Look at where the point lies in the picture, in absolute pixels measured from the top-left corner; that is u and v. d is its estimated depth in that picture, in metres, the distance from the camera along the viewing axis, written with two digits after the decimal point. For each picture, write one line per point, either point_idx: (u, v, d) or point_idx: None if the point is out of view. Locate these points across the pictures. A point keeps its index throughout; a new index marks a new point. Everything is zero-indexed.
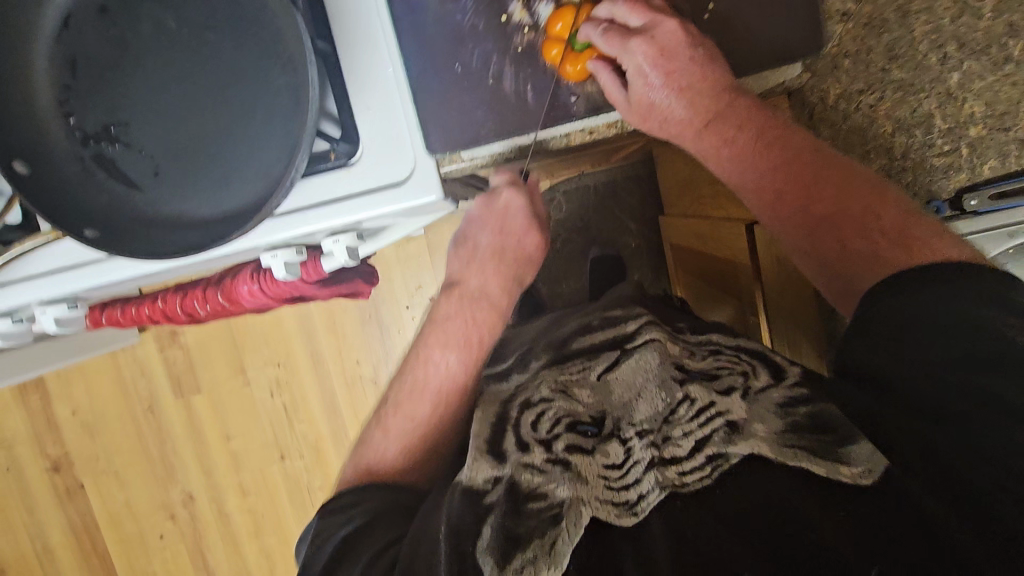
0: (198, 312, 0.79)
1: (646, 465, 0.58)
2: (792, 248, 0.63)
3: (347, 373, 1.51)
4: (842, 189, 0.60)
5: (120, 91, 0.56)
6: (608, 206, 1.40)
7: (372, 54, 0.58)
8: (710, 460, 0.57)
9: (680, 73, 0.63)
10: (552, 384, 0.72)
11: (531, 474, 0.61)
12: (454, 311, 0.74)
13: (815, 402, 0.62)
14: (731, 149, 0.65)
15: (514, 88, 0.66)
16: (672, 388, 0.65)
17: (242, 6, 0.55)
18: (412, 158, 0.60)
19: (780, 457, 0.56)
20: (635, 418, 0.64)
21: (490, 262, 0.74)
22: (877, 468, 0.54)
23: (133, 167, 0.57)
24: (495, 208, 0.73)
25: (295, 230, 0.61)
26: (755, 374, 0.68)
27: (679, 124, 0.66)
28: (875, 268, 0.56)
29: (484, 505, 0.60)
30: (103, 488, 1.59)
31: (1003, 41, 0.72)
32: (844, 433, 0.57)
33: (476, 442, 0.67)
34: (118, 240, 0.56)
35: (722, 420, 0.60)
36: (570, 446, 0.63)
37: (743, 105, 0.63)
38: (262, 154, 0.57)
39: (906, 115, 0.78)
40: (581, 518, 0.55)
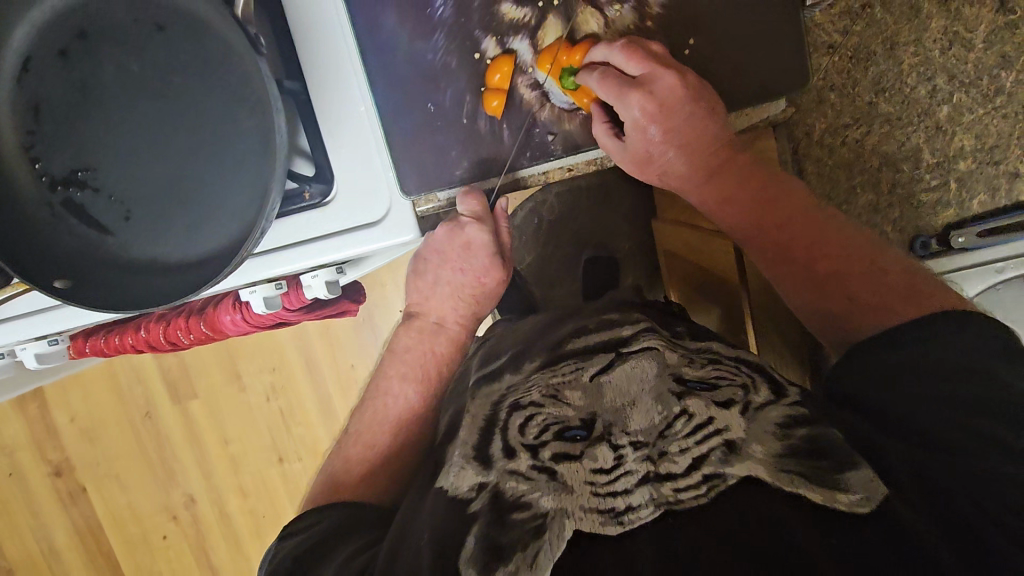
0: (181, 341, 0.78)
1: (639, 478, 0.47)
2: (792, 304, 0.63)
3: (342, 375, 1.51)
4: (844, 242, 0.61)
5: (86, 136, 0.54)
6: (600, 208, 1.38)
7: (343, 93, 0.57)
8: (705, 479, 0.46)
9: (676, 131, 0.64)
10: (543, 388, 0.59)
11: (516, 481, 0.51)
12: (413, 344, 0.73)
13: (818, 425, 0.51)
14: (733, 206, 0.66)
15: (489, 126, 0.65)
16: (669, 400, 0.51)
17: (207, 47, 0.53)
18: (389, 199, 0.59)
19: (778, 483, 0.45)
20: (628, 424, 0.51)
21: (449, 301, 0.72)
22: (875, 497, 0.45)
23: (102, 212, 0.55)
24: (459, 241, 0.68)
25: (269, 271, 0.60)
26: (757, 387, 0.55)
27: (678, 177, 0.68)
28: (875, 316, 0.56)
29: (468, 513, 0.50)
30: (106, 491, 1.61)
31: (995, 71, 0.78)
32: (843, 458, 0.48)
33: (464, 449, 0.57)
34: (93, 289, 0.55)
35: (718, 438, 0.48)
36: (558, 453, 0.51)
37: (740, 161, 0.66)
38: (235, 199, 0.55)
39: (895, 149, 0.82)
40: (565, 531, 0.45)
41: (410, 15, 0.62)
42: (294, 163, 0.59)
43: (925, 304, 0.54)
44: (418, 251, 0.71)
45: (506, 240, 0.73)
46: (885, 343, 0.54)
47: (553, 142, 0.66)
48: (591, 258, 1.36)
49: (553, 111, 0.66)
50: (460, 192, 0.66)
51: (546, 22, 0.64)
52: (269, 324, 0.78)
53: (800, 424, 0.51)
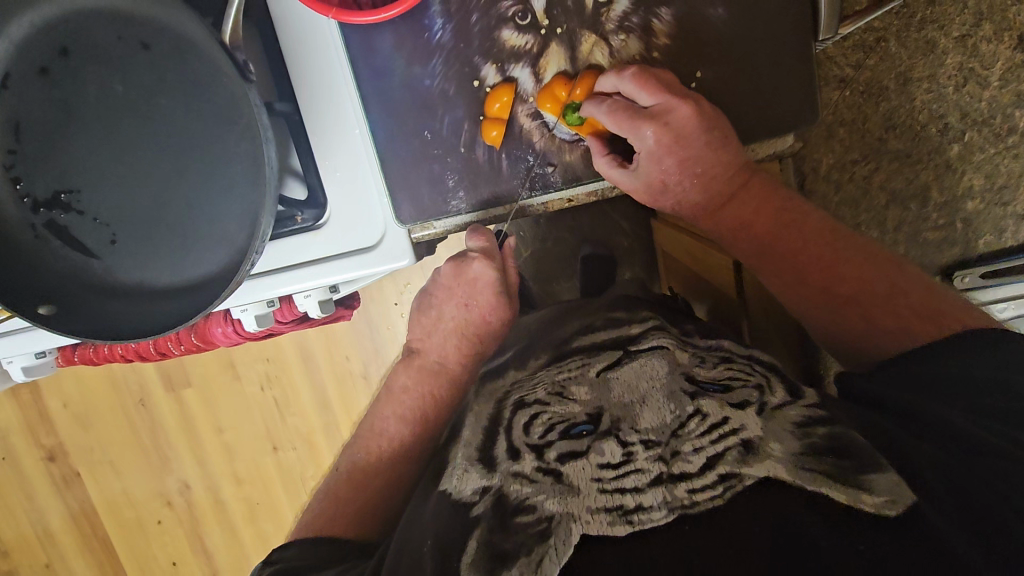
0: (172, 351, 0.78)
1: (651, 479, 0.45)
2: (813, 328, 0.63)
3: (336, 369, 1.49)
4: (862, 268, 0.59)
5: (69, 157, 0.52)
6: (601, 207, 1.34)
7: (338, 116, 0.55)
8: (720, 480, 0.44)
9: (693, 160, 0.62)
10: (549, 384, 0.59)
11: (520, 483, 0.50)
12: (412, 382, 0.74)
13: (837, 424, 0.49)
14: (749, 231, 0.64)
15: (487, 156, 0.63)
16: (681, 399, 0.51)
17: (194, 67, 0.51)
18: (383, 225, 0.58)
19: (799, 483, 0.43)
20: (638, 422, 0.50)
21: (453, 334, 0.75)
22: (900, 500, 0.42)
23: (87, 234, 0.54)
24: (464, 276, 0.73)
25: (264, 292, 0.59)
26: (772, 386, 0.55)
27: (692, 208, 0.66)
28: (897, 339, 0.56)
29: (470, 517, 0.49)
30: (100, 477, 1.61)
31: (1009, 111, 0.75)
32: (867, 460, 0.45)
33: (468, 450, 0.57)
34: (78, 314, 0.53)
35: (735, 438, 0.47)
36: (564, 454, 0.50)
37: (756, 186, 0.64)
38: (224, 224, 0.54)
39: (902, 187, 0.79)
40: (572, 535, 0.43)
41: (407, 40, 0.60)
42: (287, 184, 0.57)
43: (946, 324, 0.54)
44: (425, 290, 0.77)
45: (510, 282, 0.78)
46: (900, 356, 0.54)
47: (554, 173, 0.64)
48: (590, 251, 1.31)
49: (554, 141, 0.64)
50: (468, 230, 0.72)
51: (549, 49, 0.62)
52: (264, 336, 0.77)
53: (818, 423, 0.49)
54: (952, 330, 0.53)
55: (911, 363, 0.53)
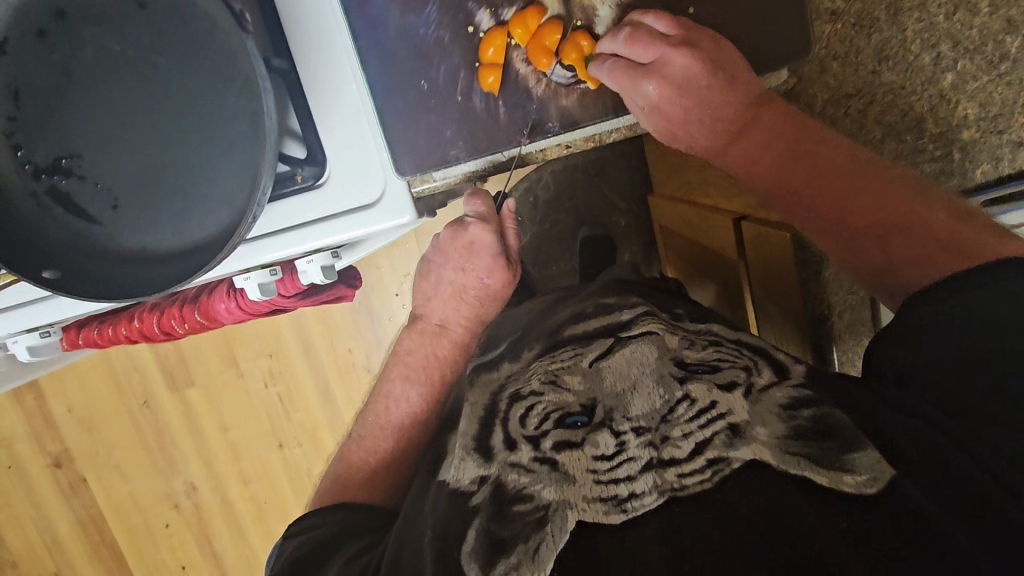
0: (176, 330, 0.77)
1: (641, 465, 0.45)
2: (839, 265, 0.60)
3: (340, 360, 1.49)
4: (885, 196, 0.55)
5: (69, 123, 0.52)
6: (597, 185, 1.33)
7: (333, 68, 0.55)
8: (709, 464, 0.44)
9: (698, 107, 0.62)
10: (542, 374, 0.58)
11: (518, 473, 0.49)
12: (416, 345, 0.75)
13: (822, 405, 0.48)
14: (754, 170, 0.63)
15: (485, 103, 0.63)
16: (670, 384, 0.50)
17: (190, 25, 0.51)
18: (383, 181, 0.58)
19: (782, 465, 0.43)
20: (629, 410, 0.49)
21: (451, 300, 0.73)
22: (881, 477, 0.43)
23: (90, 200, 0.54)
24: (460, 241, 0.71)
25: (266, 256, 0.59)
26: (760, 368, 0.53)
27: (704, 150, 0.66)
28: (919, 269, 0.52)
29: (469, 508, 0.50)
30: (106, 481, 1.60)
31: (1001, 37, 0.71)
32: (848, 437, 0.45)
33: (465, 440, 0.57)
34: (82, 278, 0.54)
35: (722, 421, 0.46)
36: (558, 442, 0.49)
37: (765, 122, 0.62)
38: (224, 184, 0.54)
39: (897, 120, 0.75)
40: (567, 522, 0.43)
41: None
42: (286, 145, 0.57)
43: (969, 255, 0.50)
44: (426, 254, 0.75)
45: (512, 242, 0.74)
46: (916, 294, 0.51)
47: (551, 117, 0.64)
48: (589, 234, 1.31)
49: (550, 86, 0.64)
50: (467, 194, 0.72)
51: None
52: (266, 310, 0.76)
53: (802, 405, 0.48)
54: (972, 258, 0.50)
55: (919, 305, 0.50)
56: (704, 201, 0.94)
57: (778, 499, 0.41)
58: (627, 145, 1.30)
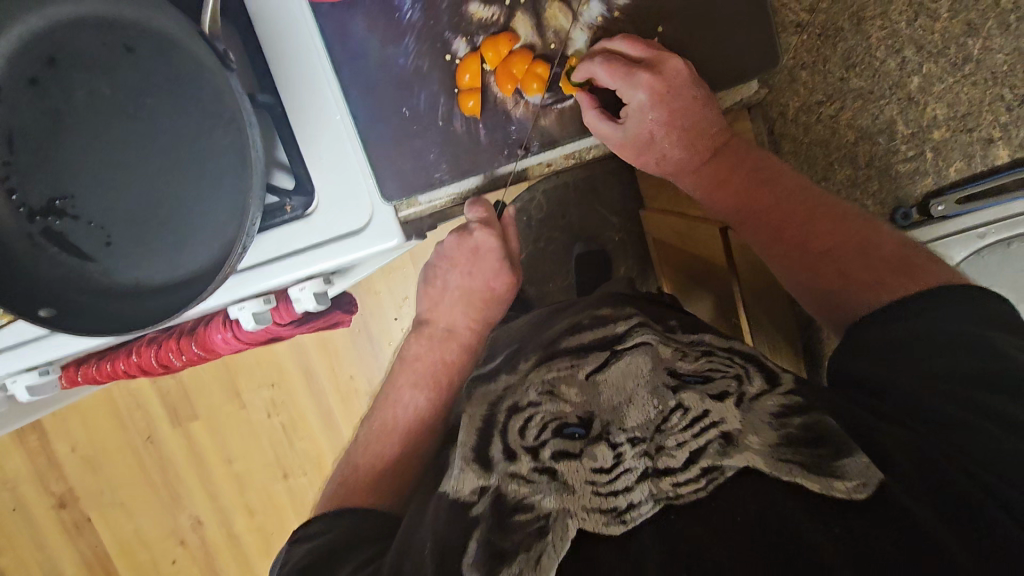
0: (173, 363, 0.78)
1: (637, 475, 0.45)
2: (795, 289, 0.62)
3: (341, 387, 1.49)
4: (841, 224, 0.60)
5: (63, 165, 0.53)
6: (589, 202, 1.35)
7: (317, 103, 0.57)
8: (703, 473, 0.44)
9: (681, 113, 0.64)
10: (538, 385, 0.58)
11: (517, 484, 0.49)
12: (423, 351, 0.75)
13: (814, 412, 0.48)
14: (726, 183, 0.66)
15: (465, 127, 0.65)
16: (664, 394, 0.50)
17: (176, 65, 0.53)
18: (370, 205, 0.59)
19: (775, 473, 0.43)
20: (625, 421, 0.49)
21: (458, 304, 0.75)
22: (871, 481, 0.42)
23: (85, 238, 0.55)
24: (465, 245, 0.73)
25: (260, 286, 0.60)
26: (751, 377, 0.53)
27: (676, 164, 0.69)
28: (875, 292, 0.55)
29: (469, 518, 0.49)
30: (112, 520, 1.59)
31: (963, 40, 0.73)
32: (840, 443, 0.44)
33: (463, 451, 0.56)
34: (78, 314, 0.55)
35: (715, 430, 0.46)
36: (557, 452, 0.50)
37: (735, 143, 0.68)
38: (216, 217, 0.55)
39: (869, 123, 0.78)
40: (569, 530, 0.44)
41: (379, 22, 0.62)
42: (274, 176, 0.59)
43: (922, 279, 0.54)
44: (430, 261, 0.77)
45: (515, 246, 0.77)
46: (876, 313, 0.54)
47: (530, 136, 0.66)
48: (584, 250, 1.32)
49: (528, 108, 0.65)
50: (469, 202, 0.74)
51: (515, 20, 0.64)
52: (262, 340, 0.77)
53: (794, 413, 0.48)
54: (928, 282, 0.54)
55: (875, 327, 0.54)
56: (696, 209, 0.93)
57: (770, 504, 0.42)
58: (615, 161, 1.32)
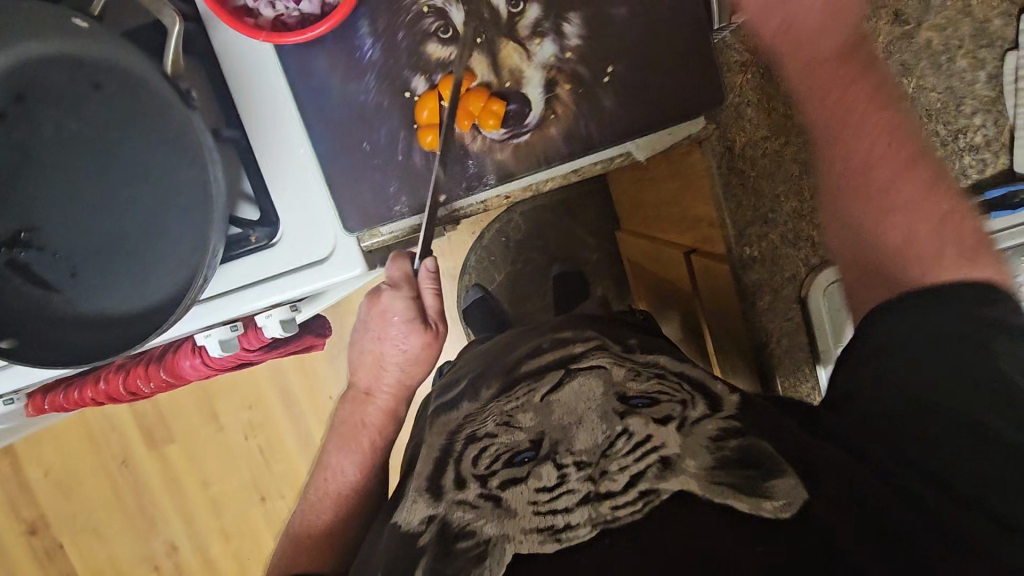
0: (143, 389, 0.77)
1: (579, 497, 0.48)
2: (880, 244, 0.56)
3: (320, 408, 1.48)
4: (927, 173, 0.56)
5: (29, 199, 0.54)
6: (566, 224, 1.37)
7: (283, 138, 0.59)
8: (641, 495, 0.47)
9: (800, 7, 0.59)
10: (496, 416, 0.58)
11: (463, 510, 0.52)
12: (348, 415, 0.75)
13: (749, 434, 0.51)
14: (838, 94, 0.59)
15: (425, 161, 0.64)
16: (612, 419, 0.53)
17: (143, 103, 0.54)
18: (333, 238, 0.61)
19: (710, 495, 0.46)
20: (573, 444, 0.52)
21: (376, 370, 0.72)
22: (796, 501, 0.45)
23: (49, 270, 0.56)
24: (375, 310, 0.68)
25: (217, 316, 0.61)
26: (695, 400, 0.55)
27: (810, 54, 0.60)
28: (983, 260, 0.52)
29: (417, 547, 0.51)
30: (84, 546, 1.56)
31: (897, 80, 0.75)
32: (772, 463, 0.48)
33: (418, 481, 0.58)
34: (42, 346, 0.55)
35: (655, 454, 0.49)
36: (504, 481, 0.53)
37: (858, 57, 0.59)
38: (181, 248, 0.56)
39: None
40: (505, 555, 0.47)
41: (339, 62, 0.62)
42: (240, 208, 0.60)
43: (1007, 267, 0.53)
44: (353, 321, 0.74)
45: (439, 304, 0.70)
46: (987, 285, 0.50)
47: (488, 171, 0.64)
48: (561, 271, 1.34)
49: (484, 143, 0.64)
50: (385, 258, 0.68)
51: (470, 57, 0.62)
52: (231, 366, 0.77)
53: (732, 436, 0.51)
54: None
55: (966, 288, 0.50)
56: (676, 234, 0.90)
57: (698, 525, 0.45)
58: (591, 184, 1.35)
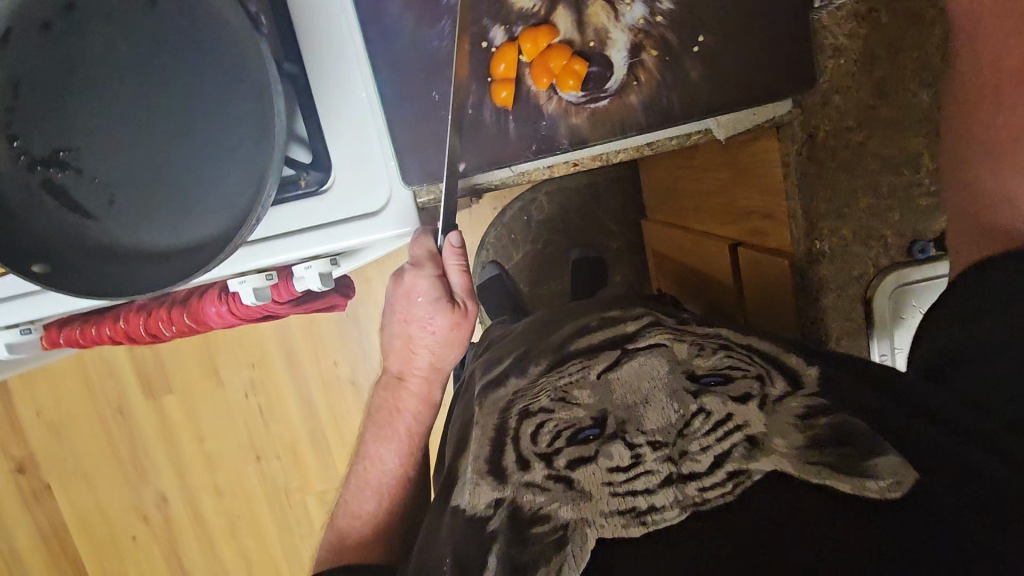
0: (163, 334, 0.75)
1: (661, 479, 0.46)
2: None
3: (324, 372, 1.46)
4: None
5: (71, 117, 0.51)
6: (591, 208, 1.34)
7: (344, 78, 0.55)
8: (729, 477, 0.45)
9: None
10: (551, 391, 0.57)
11: (533, 493, 0.50)
12: (383, 400, 0.73)
13: (839, 412, 0.49)
14: None
15: (495, 119, 0.62)
16: (684, 397, 0.51)
17: (201, 25, 0.51)
18: (389, 188, 0.59)
19: (805, 476, 0.44)
20: (643, 423, 0.50)
21: (405, 350, 0.69)
22: (905, 480, 0.42)
23: (86, 195, 0.53)
24: (400, 289, 0.65)
25: (260, 260, 0.58)
26: (773, 377, 0.53)
27: None
28: None
29: (488, 532, 0.49)
30: (72, 490, 1.54)
31: None
32: (869, 441, 0.45)
33: (476, 463, 0.55)
34: (70, 277, 0.52)
35: (739, 434, 0.48)
36: (572, 460, 0.51)
37: None
38: (230, 185, 0.53)
39: None
40: (588, 541, 0.45)
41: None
42: (291, 149, 0.57)
43: None
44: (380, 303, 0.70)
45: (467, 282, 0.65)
46: None
47: (560, 133, 0.62)
48: (581, 255, 1.31)
49: (560, 105, 0.62)
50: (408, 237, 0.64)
51: (556, 15, 0.61)
52: (257, 317, 0.74)
53: (820, 414, 0.48)
54: None
55: None
56: (721, 229, 0.85)
57: (794, 510, 0.42)
58: (621, 169, 1.32)
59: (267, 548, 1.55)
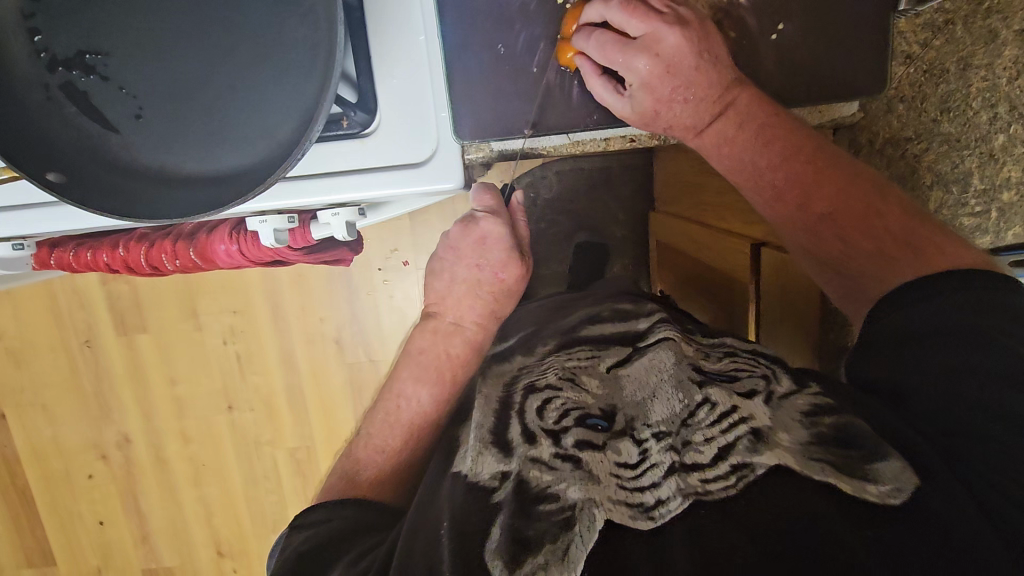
0: (164, 267, 0.71)
1: (665, 469, 0.44)
2: None
3: (309, 328, 1.41)
4: None
5: (101, 14, 0.47)
6: (601, 194, 1.32)
7: (405, 16, 0.52)
8: (732, 470, 0.44)
9: None
10: (559, 370, 0.57)
11: (539, 469, 0.47)
12: (428, 345, 0.70)
13: (842, 412, 0.49)
14: None
15: (559, 79, 0.62)
16: (689, 388, 0.50)
17: None
18: (436, 140, 0.55)
19: (808, 470, 0.43)
20: (650, 416, 0.49)
21: (467, 296, 0.71)
22: (905, 487, 0.43)
23: (110, 103, 0.48)
24: (472, 235, 0.70)
25: (290, 200, 0.55)
26: (778, 377, 0.54)
27: None
28: None
29: (492, 503, 0.47)
30: (28, 420, 1.48)
31: None
32: (872, 448, 0.45)
33: (480, 431, 0.53)
34: (84, 188, 0.48)
35: (745, 426, 0.46)
36: (580, 441, 0.49)
37: None
38: (269, 113, 0.49)
39: (947, 170, 0.76)
40: (596, 521, 0.42)
41: None
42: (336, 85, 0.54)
43: None
44: (435, 253, 0.73)
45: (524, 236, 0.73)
46: None
47: None
48: (585, 240, 1.30)
49: None
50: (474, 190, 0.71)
51: None
52: (266, 262, 0.71)
53: (823, 412, 0.49)
54: None
55: None
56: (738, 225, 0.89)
57: (796, 503, 0.41)
58: (637, 159, 1.31)
59: (230, 500, 1.51)
